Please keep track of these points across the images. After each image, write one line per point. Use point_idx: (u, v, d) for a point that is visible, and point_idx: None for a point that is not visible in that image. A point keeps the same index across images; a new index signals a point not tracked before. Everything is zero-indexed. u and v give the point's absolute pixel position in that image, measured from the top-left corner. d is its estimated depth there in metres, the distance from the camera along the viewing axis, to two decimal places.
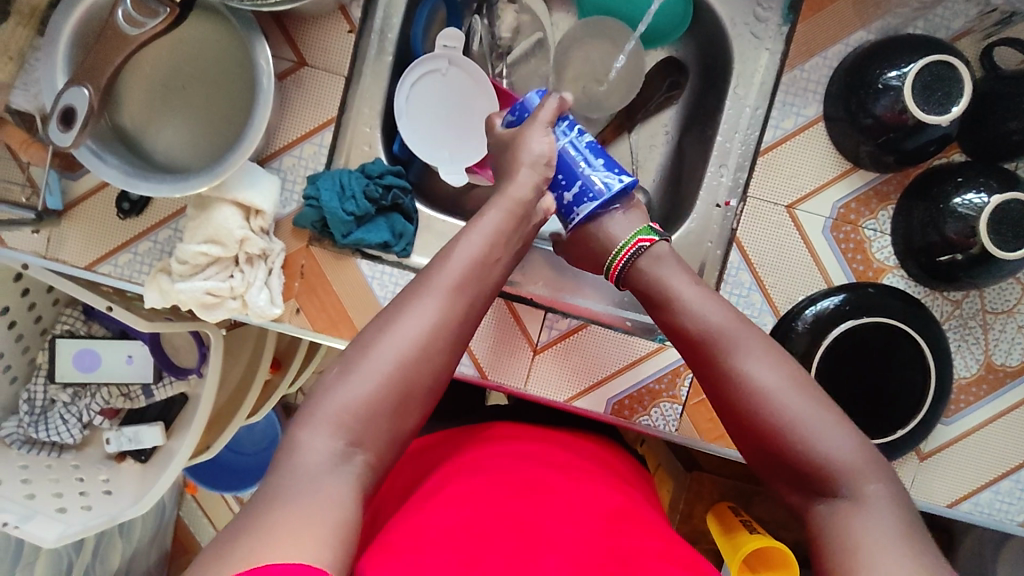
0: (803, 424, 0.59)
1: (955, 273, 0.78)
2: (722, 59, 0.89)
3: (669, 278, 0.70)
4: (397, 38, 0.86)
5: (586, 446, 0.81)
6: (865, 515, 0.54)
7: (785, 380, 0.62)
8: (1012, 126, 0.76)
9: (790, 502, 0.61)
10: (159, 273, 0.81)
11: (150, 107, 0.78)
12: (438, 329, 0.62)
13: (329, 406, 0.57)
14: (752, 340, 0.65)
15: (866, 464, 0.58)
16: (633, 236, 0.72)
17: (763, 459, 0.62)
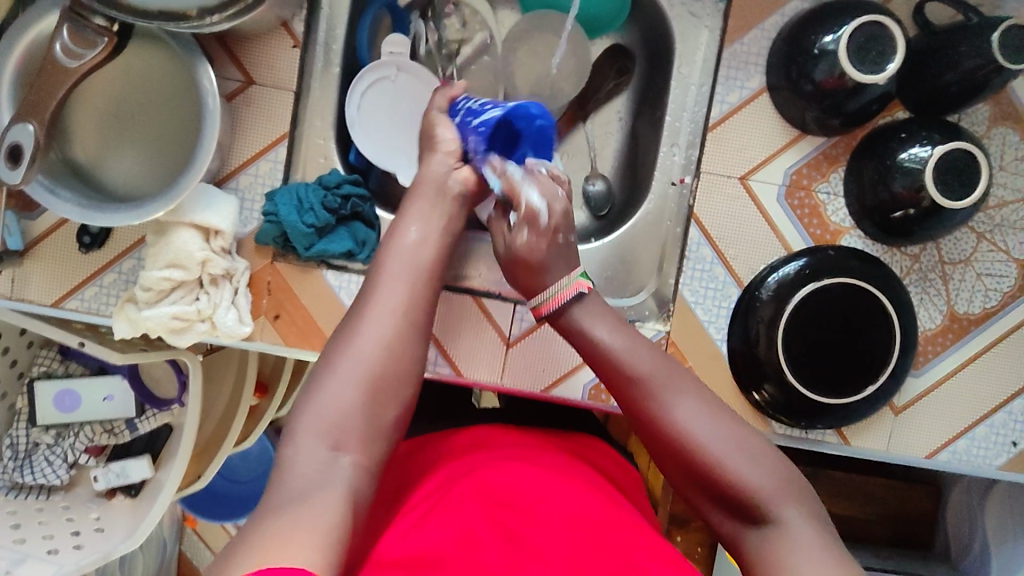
0: (726, 458, 0.62)
1: (909, 227, 0.80)
2: (664, 40, 0.90)
3: (592, 326, 0.71)
4: (343, 49, 0.86)
5: (560, 444, 0.81)
6: (787, 542, 0.58)
7: (705, 418, 0.65)
8: (949, 78, 0.77)
9: (723, 529, 0.64)
10: (126, 303, 0.81)
11: (103, 139, 0.79)
12: (402, 322, 0.67)
13: (314, 411, 0.60)
14: (672, 379, 0.67)
15: (783, 489, 0.61)
16: (569, 280, 0.74)
17: (695, 492, 0.65)
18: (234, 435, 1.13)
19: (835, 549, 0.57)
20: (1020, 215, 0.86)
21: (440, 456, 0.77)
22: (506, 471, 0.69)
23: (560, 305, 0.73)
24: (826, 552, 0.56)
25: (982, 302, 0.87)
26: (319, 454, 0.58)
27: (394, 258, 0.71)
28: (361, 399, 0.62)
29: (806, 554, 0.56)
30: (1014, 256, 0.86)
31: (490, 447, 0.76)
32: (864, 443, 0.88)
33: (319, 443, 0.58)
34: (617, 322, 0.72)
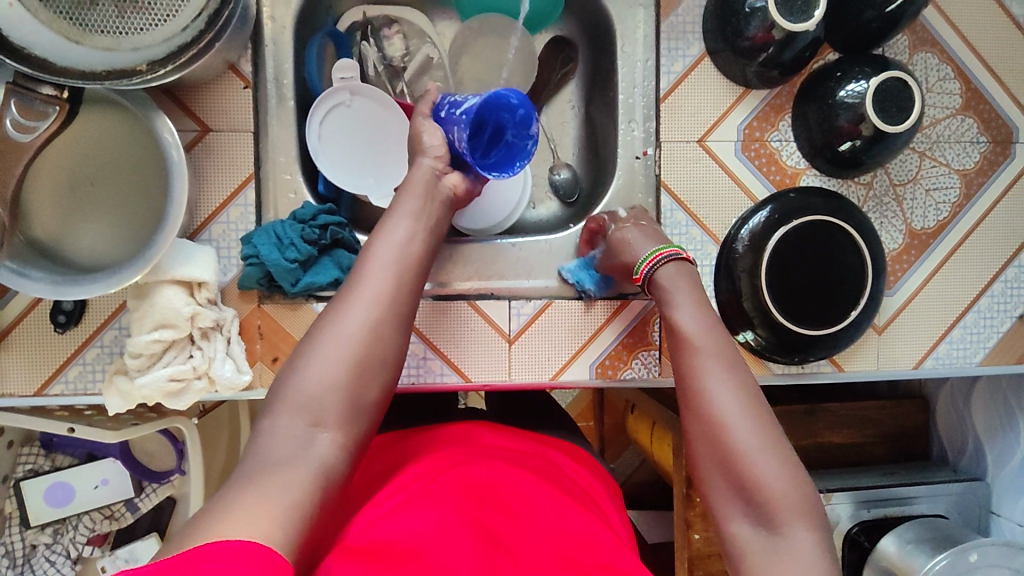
0: (756, 458, 0.60)
1: (859, 158, 0.85)
2: (602, 24, 0.93)
3: (675, 299, 0.72)
4: (293, 82, 0.86)
5: (560, 457, 0.78)
6: (791, 558, 0.56)
7: (746, 411, 0.63)
8: (869, 16, 0.82)
9: (724, 530, 0.62)
10: (115, 376, 0.79)
11: (64, 214, 0.76)
12: (388, 312, 0.63)
13: (293, 390, 0.58)
14: (728, 363, 0.66)
15: (799, 506, 0.59)
16: (666, 246, 0.76)
17: (707, 484, 0.63)
18: None
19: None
20: (952, 129, 0.92)
21: (431, 445, 0.75)
22: (471, 478, 0.65)
23: (649, 271, 0.75)
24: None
25: (936, 215, 0.93)
26: (295, 429, 0.56)
27: (378, 248, 0.67)
28: (348, 387, 0.60)
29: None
30: (956, 168, 0.93)
31: (456, 452, 0.72)
32: (856, 366, 0.93)
33: (296, 419, 0.57)
34: (702, 301, 0.72)
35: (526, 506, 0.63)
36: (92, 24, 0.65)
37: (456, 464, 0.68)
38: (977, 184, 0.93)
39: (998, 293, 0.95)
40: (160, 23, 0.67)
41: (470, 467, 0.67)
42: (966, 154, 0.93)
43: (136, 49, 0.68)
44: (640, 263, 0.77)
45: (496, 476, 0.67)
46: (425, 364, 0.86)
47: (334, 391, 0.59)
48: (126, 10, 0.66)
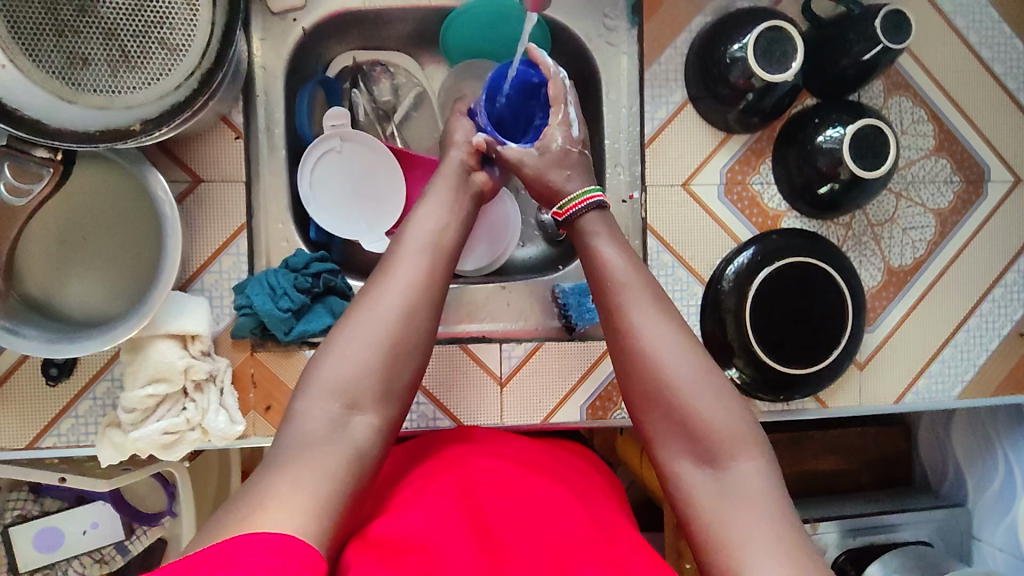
0: (693, 396, 0.65)
1: (838, 200, 0.88)
2: (587, 70, 0.95)
3: (596, 243, 0.76)
4: (285, 131, 0.87)
5: (547, 447, 0.83)
6: (734, 492, 0.61)
7: (680, 351, 0.67)
8: (845, 63, 0.85)
9: (664, 466, 0.66)
10: (108, 427, 0.79)
11: (58, 269, 0.77)
12: (418, 300, 0.68)
13: (328, 371, 0.63)
14: (658, 306, 0.71)
15: (742, 440, 0.63)
16: (592, 189, 0.78)
17: (649, 427, 0.68)
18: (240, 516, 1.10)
19: (781, 509, 0.60)
20: (927, 169, 0.95)
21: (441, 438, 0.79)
22: (473, 477, 0.68)
23: (573, 213, 0.78)
24: (771, 507, 0.59)
25: (913, 254, 0.96)
26: (330, 412, 0.61)
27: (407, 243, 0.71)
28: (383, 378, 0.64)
29: (747, 510, 0.59)
30: (931, 207, 0.96)
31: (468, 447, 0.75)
32: (839, 402, 0.95)
33: (334, 402, 0.61)
34: (624, 245, 0.76)
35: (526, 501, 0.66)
36: (84, 83, 0.66)
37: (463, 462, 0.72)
38: (951, 222, 0.96)
39: (974, 327, 0.98)
40: (153, 81, 0.69)
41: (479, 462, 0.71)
42: (940, 194, 0.96)
43: (129, 107, 0.69)
44: (560, 204, 0.80)
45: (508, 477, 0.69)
46: (418, 409, 0.87)
47: (371, 372, 0.63)
48: (119, 69, 0.67)
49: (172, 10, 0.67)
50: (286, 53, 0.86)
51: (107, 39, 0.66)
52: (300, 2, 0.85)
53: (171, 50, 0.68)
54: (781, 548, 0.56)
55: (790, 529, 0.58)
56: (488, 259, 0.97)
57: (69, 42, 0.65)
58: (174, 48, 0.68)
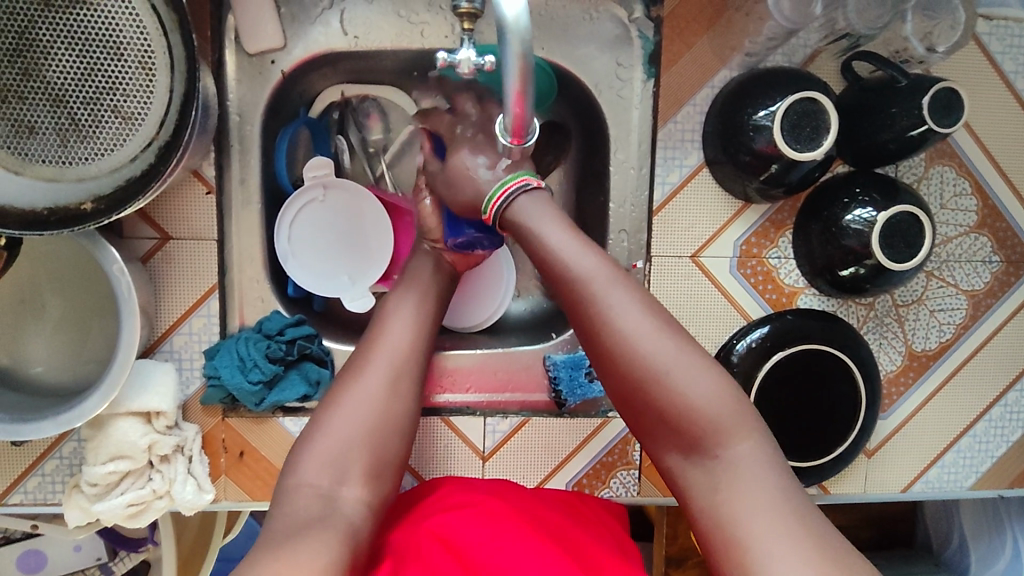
0: (671, 375, 0.59)
1: (861, 285, 0.79)
2: (596, 121, 0.87)
3: (537, 222, 0.66)
4: (261, 181, 0.81)
5: (547, 490, 0.80)
6: (737, 481, 0.56)
7: (648, 327, 0.61)
8: (886, 137, 0.75)
9: (665, 459, 0.61)
10: (73, 489, 0.75)
11: (17, 330, 0.75)
12: (391, 399, 0.66)
13: (296, 474, 0.60)
14: (623, 284, 0.63)
15: (731, 425, 0.58)
16: (518, 175, 0.69)
17: (634, 417, 0.63)
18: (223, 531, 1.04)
19: (790, 497, 0.55)
20: (964, 248, 0.87)
21: (431, 486, 0.77)
22: (461, 534, 0.66)
23: (500, 207, 0.68)
24: (780, 496, 0.55)
25: (938, 337, 0.88)
26: (315, 494, 0.59)
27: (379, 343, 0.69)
28: (343, 494, 0.60)
29: (751, 505, 0.54)
30: (964, 288, 0.88)
31: (446, 497, 0.72)
32: (843, 489, 0.89)
33: (323, 476, 0.60)
34: (567, 223, 0.67)
35: (497, 556, 0.64)
36: (32, 153, 0.61)
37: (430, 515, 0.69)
38: (984, 305, 0.88)
39: (997, 417, 0.91)
40: (106, 153, 0.63)
41: (457, 519, 0.68)
42: (976, 274, 0.87)
43: (81, 179, 0.63)
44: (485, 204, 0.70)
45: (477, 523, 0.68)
46: None
47: (350, 458, 0.62)
48: (68, 138, 0.61)
49: (127, 76, 0.61)
50: (265, 97, 0.79)
51: (55, 107, 0.60)
52: (279, 43, 0.77)
53: (125, 119, 0.62)
54: (797, 543, 0.52)
55: (801, 521, 0.53)
56: (478, 319, 0.93)
57: (13, 109, 0.59)
58: (128, 116, 0.62)
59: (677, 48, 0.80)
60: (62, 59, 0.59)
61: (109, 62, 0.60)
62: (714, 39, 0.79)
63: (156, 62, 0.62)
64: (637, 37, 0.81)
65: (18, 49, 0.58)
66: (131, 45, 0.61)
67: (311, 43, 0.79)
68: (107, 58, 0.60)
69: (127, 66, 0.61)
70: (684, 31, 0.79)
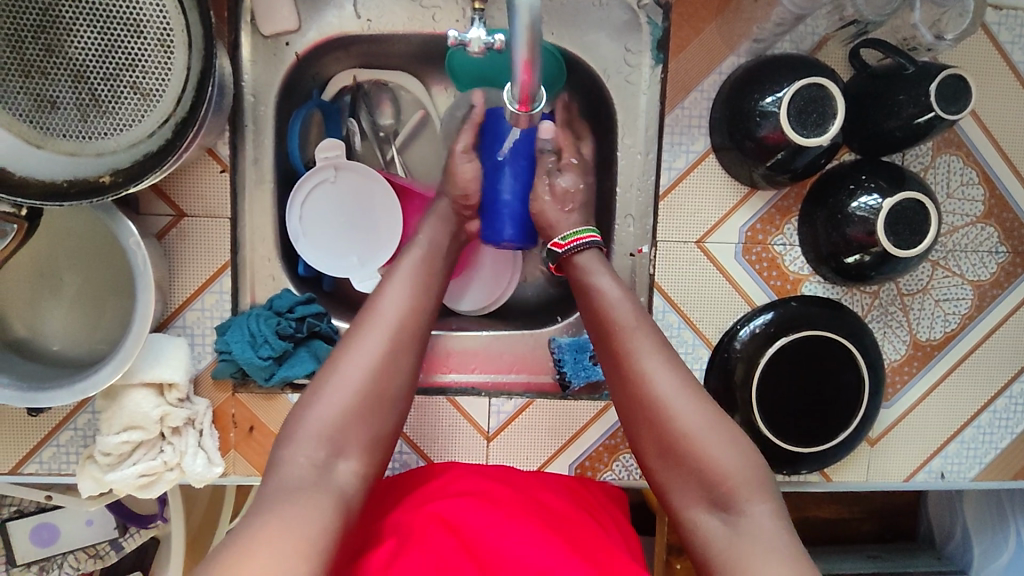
0: (699, 436, 0.63)
1: (866, 272, 0.79)
2: (604, 108, 0.88)
3: (597, 283, 0.74)
4: (274, 162, 0.82)
5: (548, 473, 0.81)
6: (753, 535, 0.58)
7: (684, 388, 0.66)
8: (892, 125, 0.75)
9: (682, 516, 0.63)
10: (87, 460, 0.77)
11: (36, 303, 0.77)
12: (391, 372, 0.66)
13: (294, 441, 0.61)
14: (660, 347, 0.69)
15: (756, 485, 0.61)
16: (586, 231, 0.77)
17: (659, 473, 0.65)
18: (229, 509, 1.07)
19: (800, 553, 0.57)
20: (970, 238, 0.87)
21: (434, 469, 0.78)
22: (464, 512, 0.68)
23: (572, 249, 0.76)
24: (791, 551, 0.57)
25: (943, 328, 0.88)
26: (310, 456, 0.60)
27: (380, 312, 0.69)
28: (338, 467, 0.61)
29: (768, 557, 0.56)
30: (969, 279, 0.88)
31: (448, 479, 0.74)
32: (845, 477, 0.90)
33: (319, 449, 0.61)
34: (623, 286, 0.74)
35: (499, 537, 0.66)
36: (54, 127, 0.63)
37: (435, 498, 0.71)
38: (990, 296, 0.88)
39: (1001, 408, 0.91)
40: (125, 128, 0.64)
41: (460, 499, 0.70)
42: (982, 265, 0.88)
43: (100, 154, 0.65)
44: (562, 235, 0.78)
45: (482, 507, 0.69)
46: (401, 458, 0.85)
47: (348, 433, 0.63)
48: (89, 114, 0.63)
49: (146, 53, 0.63)
50: (279, 78, 0.81)
51: (77, 82, 0.62)
52: (294, 25, 0.79)
53: (144, 95, 0.64)
54: None
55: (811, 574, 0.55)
56: (484, 302, 0.95)
57: (36, 83, 0.61)
58: (147, 93, 0.64)
59: (685, 34, 0.80)
60: (84, 36, 0.60)
61: (129, 39, 0.62)
62: (722, 25, 0.80)
63: (174, 39, 0.63)
64: (646, 23, 0.83)
65: (42, 25, 0.59)
66: (151, 23, 0.62)
67: (325, 26, 0.80)
68: (127, 35, 0.62)
69: (147, 42, 0.63)
70: (692, 17, 0.80)
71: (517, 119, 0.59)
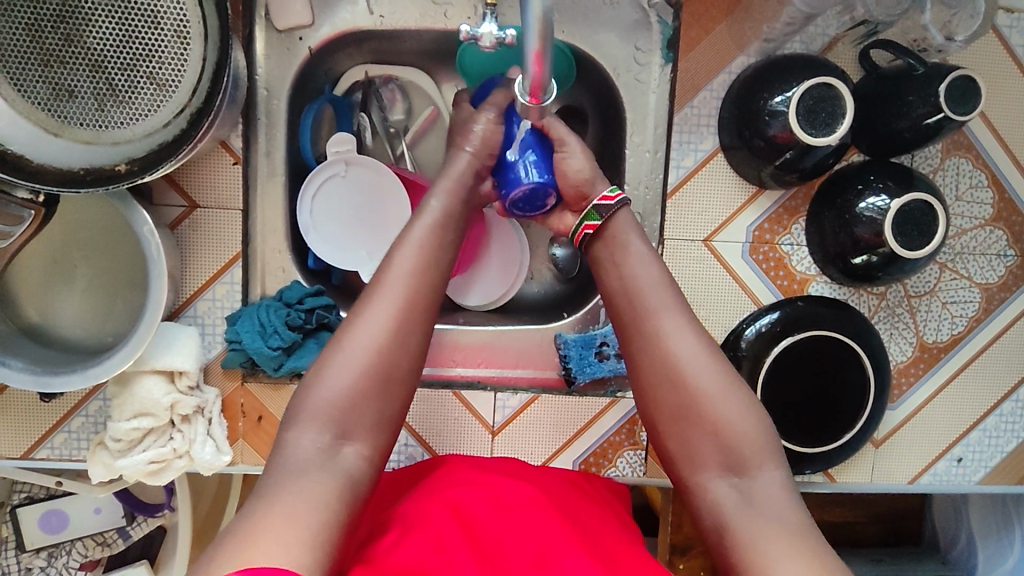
0: (714, 397, 0.64)
1: (873, 273, 0.79)
2: (614, 106, 0.89)
3: (629, 240, 0.73)
4: (286, 155, 0.83)
5: (553, 468, 0.81)
6: (761, 501, 0.59)
7: (703, 350, 0.66)
8: (900, 125, 0.76)
9: (690, 478, 0.64)
10: (98, 446, 0.78)
11: (51, 290, 0.78)
12: (406, 336, 0.66)
13: (313, 404, 0.62)
14: (681, 308, 0.68)
15: (767, 451, 0.62)
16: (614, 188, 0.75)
17: (670, 433, 0.65)
18: (236, 499, 1.08)
19: (806, 519, 0.58)
20: (979, 240, 0.87)
21: (438, 461, 0.79)
22: (468, 502, 0.69)
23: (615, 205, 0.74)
24: (797, 517, 0.58)
25: (950, 330, 0.88)
26: (318, 440, 0.61)
27: (393, 267, 0.68)
28: (344, 450, 0.61)
29: (772, 524, 0.57)
30: (977, 281, 0.88)
31: (453, 469, 0.75)
32: (850, 478, 0.90)
33: (324, 432, 0.61)
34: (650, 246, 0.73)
35: (503, 528, 0.66)
36: (71, 116, 0.63)
37: (438, 489, 0.71)
38: (998, 299, 0.88)
39: (1007, 412, 0.91)
40: (142, 117, 0.66)
41: (465, 489, 0.71)
42: (990, 267, 0.87)
43: (116, 143, 0.66)
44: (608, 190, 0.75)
45: (484, 497, 0.69)
46: (406, 451, 0.85)
47: (361, 397, 0.63)
48: (106, 103, 0.64)
49: (164, 44, 0.64)
50: (292, 72, 0.82)
51: (95, 72, 0.63)
52: (307, 20, 0.80)
53: (160, 86, 0.65)
54: (811, 556, 0.55)
55: (817, 540, 0.56)
56: (491, 298, 0.96)
57: (56, 72, 0.62)
58: (163, 84, 0.65)
59: (695, 33, 0.81)
60: (102, 27, 0.61)
61: (146, 31, 0.63)
62: (733, 24, 0.81)
63: (191, 30, 0.64)
64: (656, 22, 0.83)
65: (62, 14, 0.60)
66: (169, 14, 0.63)
67: (338, 21, 0.81)
68: (145, 26, 0.63)
69: (164, 33, 0.64)
70: (702, 16, 0.80)
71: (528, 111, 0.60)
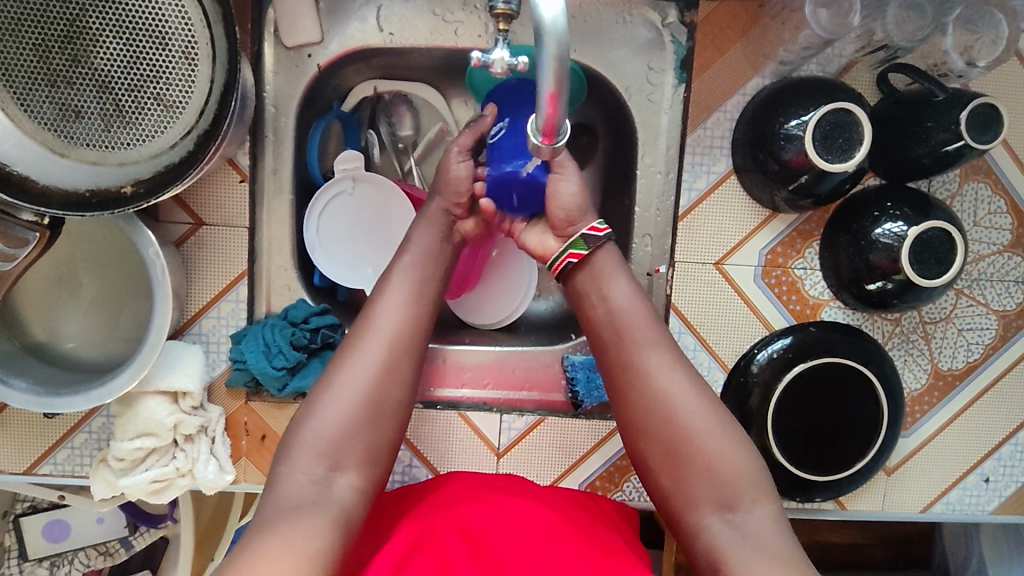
0: (699, 435, 0.64)
1: (887, 300, 0.78)
2: (625, 125, 0.87)
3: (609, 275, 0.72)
4: (293, 172, 0.83)
5: (559, 488, 0.80)
6: (751, 537, 0.59)
7: (687, 387, 0.66)
8: (918, 151, 0.74)
9: (682, 518, 0.63)
10: (100, 463, 0.77)
11: (56, 306, 0.77)
12: (397, 367, 0.66)
13: (307, 440, 0.61)
14: (662, 345, 0.69)
15: (757, 487, 0.62)
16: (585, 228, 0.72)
17: (660, 472, 0.65)
18: (240, 509, 1.06)
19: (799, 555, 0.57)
20: (996, 267, 0.85)
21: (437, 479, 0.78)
22: (471, 523, 0.68)
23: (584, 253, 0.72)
24: (789, 552, 0.57)
25: (965, 357, 0.87)
26: (313, 474, 0.60)
27: (382, 304, 0.69)
28: (338, 479, 0.61)
29: (761, 557, 0.56)
30: (994, 308, 0.86)
31: (455, 488, 0.74)
32: (860, 505, 0.88)
33: (317, 464, 0.60)
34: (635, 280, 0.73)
35: (505, 550, 0.65)
36: (78, 137, 0.63)
37: (440, 510, 0.70)
38: (1015, 326, 0.86)
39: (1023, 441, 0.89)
40: (148, 138, 0.65)
41: (469, 510, 0.70)
42: (1008, 294, 0.86)
43: (123, 164, 0.65)
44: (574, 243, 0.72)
45: (485, 517, 0.69)
46: (410, 472, 0.85)
47: (357, 430, 0.63)
48: (112, 124, 0.63)
49: (171, 65, 0.63)
50: (300, 89, 0.81)
51: (101, 92, 0.62)
52: (317, 37, 0.79)
53: (167, 107, 0.64)
54: None
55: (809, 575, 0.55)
56: (498, 316, 0.95)
57: (62, 93, 0.61)
58: (170, 105, 0.64)
59: (710, 54, 0.79)
60: (110, 48, 0.61)
61: (155, 52, 0.62)
62: (748, 45, 0.79)
63: (199, 52, 0.64)
64: (669, 42, 0.82)
65: (69, 35, 0.60)
66: (176, 35, 0.63)
67: (347, 38, 0.80)
68: (153, 47, 0.62)
69: (171, 54, 0.63)
70: (717, 36, 0.79)
71: (540, 152, 0.57)
